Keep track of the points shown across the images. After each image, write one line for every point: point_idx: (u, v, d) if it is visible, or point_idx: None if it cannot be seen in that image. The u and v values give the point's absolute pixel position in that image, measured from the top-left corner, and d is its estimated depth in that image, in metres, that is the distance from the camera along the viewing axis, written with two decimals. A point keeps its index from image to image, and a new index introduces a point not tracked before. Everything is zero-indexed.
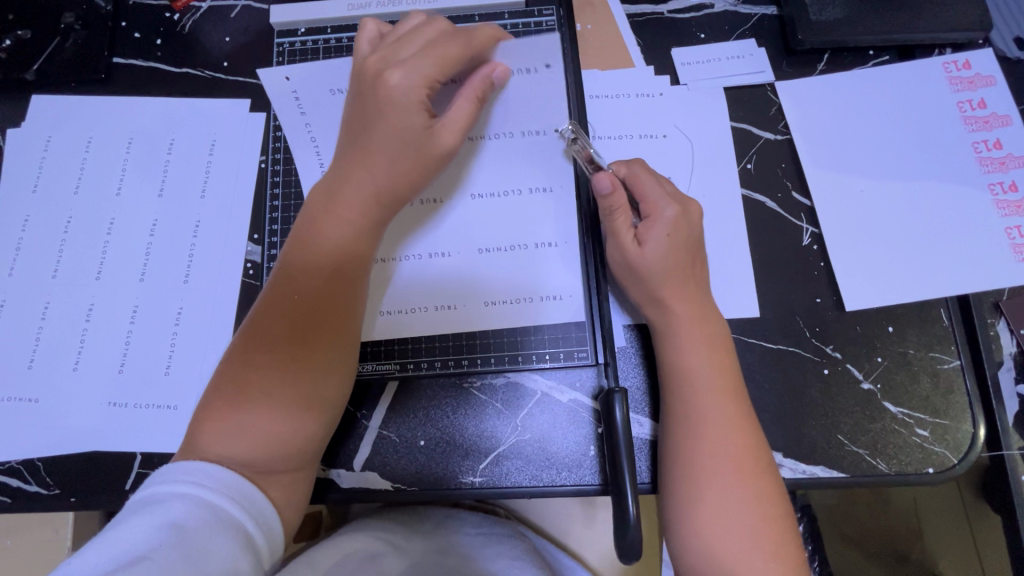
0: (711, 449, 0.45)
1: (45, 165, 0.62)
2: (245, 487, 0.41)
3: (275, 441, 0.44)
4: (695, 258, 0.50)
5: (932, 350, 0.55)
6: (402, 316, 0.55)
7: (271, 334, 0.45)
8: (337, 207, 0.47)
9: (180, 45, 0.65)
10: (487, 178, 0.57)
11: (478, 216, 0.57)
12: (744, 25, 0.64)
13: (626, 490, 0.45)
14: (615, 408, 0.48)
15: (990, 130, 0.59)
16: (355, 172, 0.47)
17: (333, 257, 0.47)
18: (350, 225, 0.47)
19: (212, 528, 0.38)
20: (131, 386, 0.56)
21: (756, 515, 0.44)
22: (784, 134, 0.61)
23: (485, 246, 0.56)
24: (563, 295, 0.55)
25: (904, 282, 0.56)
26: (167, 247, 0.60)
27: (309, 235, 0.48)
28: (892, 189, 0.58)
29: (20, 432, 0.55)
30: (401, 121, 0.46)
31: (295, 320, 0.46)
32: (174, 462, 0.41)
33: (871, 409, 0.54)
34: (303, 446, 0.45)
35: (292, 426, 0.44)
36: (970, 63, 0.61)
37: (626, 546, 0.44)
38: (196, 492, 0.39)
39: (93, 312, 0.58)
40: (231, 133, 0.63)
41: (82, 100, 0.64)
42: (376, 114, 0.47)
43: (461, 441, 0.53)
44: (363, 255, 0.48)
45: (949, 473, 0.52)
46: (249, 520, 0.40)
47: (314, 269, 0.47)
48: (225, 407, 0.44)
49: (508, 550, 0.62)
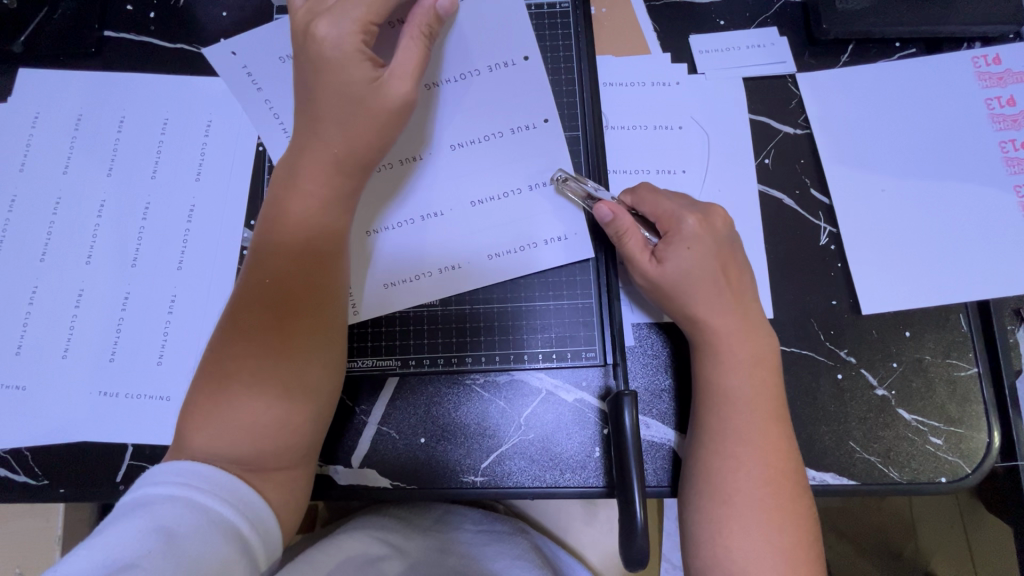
0: (738, 474, 0.44)
1: (33, 142, 0.59)
2: (239, 487, 0.40)
3: (264, 435, 0.42)
4: (727, 270, 0.48)
5: (949, 356, 0.53)
6: (401, 285, 0.53)
7: (247, 322, 0.44)
8: (301, 181, 0.45)
9: (174, 20, 0.62)
10: (469, 130, 0.54)
11: (484, 182, 0.54)
12: (765, 12, 0.61)
13: (635, 494, 0.44)
14: (624, 409, 0.46)
15: (1018, 129, 0.57)
16: (311, 140, 0.46)
17: (307, 235, 0.45)
18: (314, 196, 0.45)
19: (204, 532, 0.36)
20: (122, 375, 0.54)
21: (783, 541, 0.43)
22: (805, 128, 0.59)
23: (477, 198, 0.53)
24: (566, 235, 0.53)
25: (923, 285, 0.54)
26: (161, 231, 0.57)
27: (274, 214, 0.46)
28: (916, 189, 0.56)
29: (7, 421, 0.53)
30: (345, 79, 0.44)
31: (269, 303, 0.44)
32: (165, 462, 0.40)
33: (884, 416, 0.52)
34: (291, 437, 0.43)
35: (278, 417, 0.42)
36: (1000, 58, 0.59)
37: (634, 554, 0.42)
38: (187, 495, 0.37)
39: (83, 297, 0.56)
40: (227, 114, 0.60)
41: (71, 75, 0.61)
42: (317, 77, 0.45)
43: (463, 443, 0.52)
44: (337, 228, 0.46)
45: (962, 483, 0.51)
46: (245, 522, 0.39)
47: (281, 249, 0.45)
48: (212, 400, 0.42)
49: (509, 549, 0.61)
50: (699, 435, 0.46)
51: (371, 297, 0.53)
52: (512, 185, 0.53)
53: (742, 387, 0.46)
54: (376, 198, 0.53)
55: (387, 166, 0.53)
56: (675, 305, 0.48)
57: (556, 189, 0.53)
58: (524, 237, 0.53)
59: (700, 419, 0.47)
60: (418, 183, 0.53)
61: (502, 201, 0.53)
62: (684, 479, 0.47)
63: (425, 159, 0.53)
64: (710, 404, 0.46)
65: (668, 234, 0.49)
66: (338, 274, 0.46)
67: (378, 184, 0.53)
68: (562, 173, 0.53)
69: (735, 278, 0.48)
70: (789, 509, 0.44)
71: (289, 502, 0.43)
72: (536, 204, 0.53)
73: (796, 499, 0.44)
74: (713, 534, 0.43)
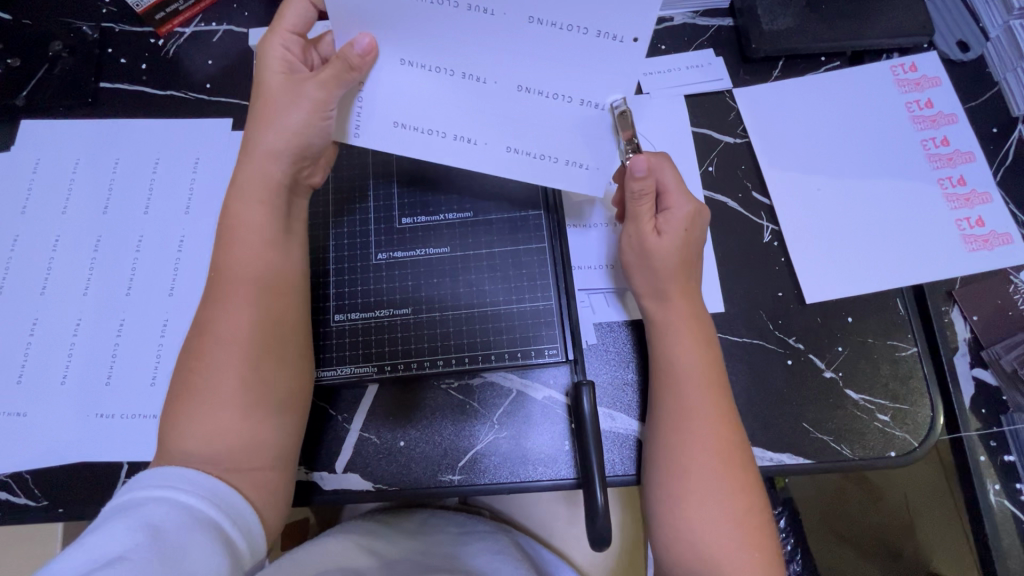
0: (693, 453, 0.47)
1: (34, 186, 0.64)
2: (222, 489, 0.43)
3: (235, 437, 0.45)
4: (685, 260, 0.51)
5: (890, 338, 0.57)
6: (374, 292, 0.58)
7: (201, 354, 0.46)
8: (242, 227, 0.49)
9: (163, 69, 0.68)
10: (504, 65, 0.44)
11: (518, 114, 0.47)
12: (701, 36, 0.67)
13: (596, 478, 0.47)
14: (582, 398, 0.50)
15: (937, 128, 0.62)
16: (242, 185, 0.49)
17: (250, 271, 0.48)
18: (253, 235, 0.48)
19: (191, 529, 0.39)
20: (118, 397, 0.58)
21: (739, 514, 0.46)
22: (744, 137, 0.64)
23: (526, 85, 0.45)
24: (588, 163, 0.49)
25: (861, 273, 0.58)
26: (153, 261, 0.62)
27: (216, 256, 0.49)
28: (849, 186, 0.61)
29: (9, 446, 0.56)
30: (279, 114, 0.48)
31: (220, 333, 0.47)
32: (149, 470, 0.43)
33: (833, 397, 0.56)
34: (262, 446, 0.46)
35: (246, 428, 0.46)
36: (916, 65, 0.65)
37: (598, 533, 0.46)
38: (175, 497, 0.41)
39: (81, 326, 0.60)
40: (214, 151, 0.65)
41: (68, 124, 0.66)
42: (258, 112, 0.48)
43: (440, 444, 0.55)
44: (280, 261, 0.49)
45: (911, 456, 0.54)
46: (226, 520, 0.42)
47: (228, 285, 0.48)
48: (183, 419, 0.45)
49: (492, 545, 0.64)
50: (656, 417, 0.50)
51: (347, 305, 0.57)
52: (550, 122, 0.47)
53: (693, 368, 0.49)
54: (399, 106, 0.48)
55: (419, 66, 0.46)
56: (647, 287, 0.52)
57: (610, 127, 0.47)
58: (551, 166, 0.50)
59: (657, 401, 0.50)
60: (451, 98, 0.47)
61: (552, 134, 0.48)
62: (646, 460, 0.50)
63: (460, 76, 0.46)
64: (664, 386, 0.50)
65: (671, 209, 0.51)
66: (287, 298, 0.50)
67: (373, 95, 0.48)
68: (623, 103, 0.45)
69: (686, 263, 0.51)
70: (744, 484, 0.47)
71: (269, 503, 0.46)
72: (581, 122, 0.47)
73: (745, 469, 0.47)
74: (674, 510, 0.46)
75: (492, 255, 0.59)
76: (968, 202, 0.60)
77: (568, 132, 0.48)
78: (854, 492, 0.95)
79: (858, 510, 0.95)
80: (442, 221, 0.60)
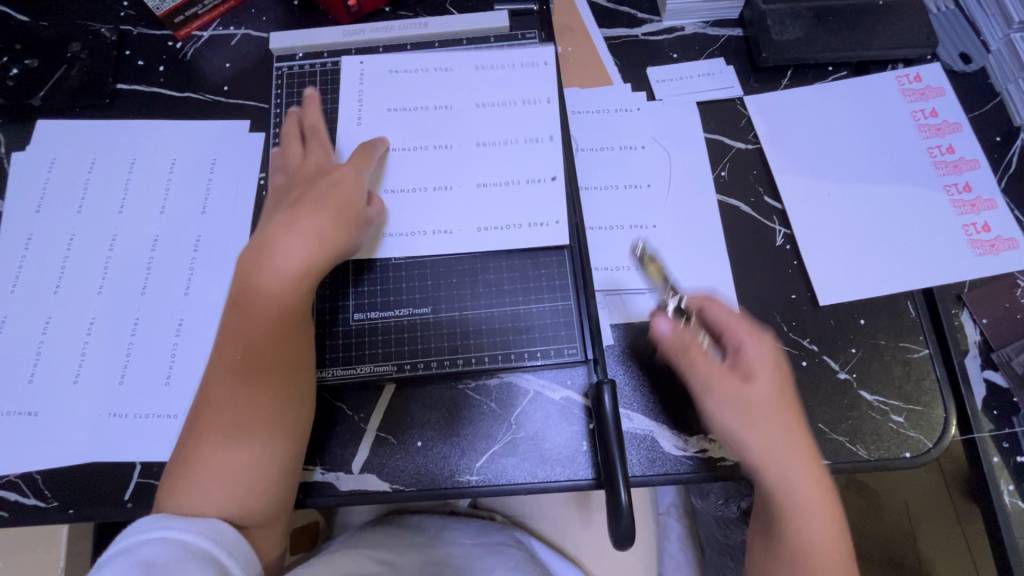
0: (785, 478, 0.47)
1: (49, 185, 0.64)
2: (214, 524, 0.46)
3: (230, 490, 0.47)
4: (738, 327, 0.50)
5: (902, 340, 0.58)
6: (388, 291, 0.58)
7: (206, 411, 0.49)
8: (259, 285, 0.51)
9: (181, 72, 0.69)
10: None
11: (492, 204, 0.59)
12: (712, 45, 0.69)
13: (618, 477, 0.47)
14: (606, 401, 0.50)
15: (942, 137, 0.64)
16: (265, 256, 0.51)
17: (257, 336, 0.50)
18: (270, 297, 0.51)
19: (187, 563, 0.42)
20: (132, 397, 0.57)
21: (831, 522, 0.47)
22: (754, 143, 0.65)
23: (484, 182, 0.60)
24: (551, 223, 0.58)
25: (872, 277, 0.59)
26: (168, 261, 0.62)
27: (234, 316, 0.51)
28: (859, 192, 0.62)
29: (19, 446, 0.55)
30: (322, 192, 0.54)
31: (228, 386, 0.49)
32: (143, 517, 0.45)
33: (848, 398, 0.56)
34: (256, 499, 0.48)
35: (237, 481, 0.47)
36: (920, 76, 0.66)
37: (621, 532, 0.45)
38: (172, 535, 0.44)
39: (94, 326, 0.59)
40: (231, 153, 0.66)
41: (84, 124, 0.67)
42: (301, 189, 0.55)
43: (460, 445, 0.55)
44: (292, 321, 0.51)
45: (925, 456, 0.54)
46: (217, 548, 0.45)
47: (241, 344, 0.50)
48: (184, 472, 0.47)
49: (505, 560, 0.63)
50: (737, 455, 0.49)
51: (366, 304, 0.57)
52: (523, 201, 0.59)
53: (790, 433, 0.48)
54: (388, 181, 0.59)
55: None
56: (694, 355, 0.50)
57: None
58: (518, 186, 0.59)
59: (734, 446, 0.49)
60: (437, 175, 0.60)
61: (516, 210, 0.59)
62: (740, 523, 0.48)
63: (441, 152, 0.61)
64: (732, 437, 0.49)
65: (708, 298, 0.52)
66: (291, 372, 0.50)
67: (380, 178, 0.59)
68: None
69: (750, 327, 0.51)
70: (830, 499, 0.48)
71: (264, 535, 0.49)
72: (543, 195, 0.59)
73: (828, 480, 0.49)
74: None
75: (511, 257, 0.59)
76: (974, 208, 0.61)
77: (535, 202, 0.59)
78: (856, 498, 0.98)
79: (861, 519, 0.97)
80: (456, 225, 0.59)
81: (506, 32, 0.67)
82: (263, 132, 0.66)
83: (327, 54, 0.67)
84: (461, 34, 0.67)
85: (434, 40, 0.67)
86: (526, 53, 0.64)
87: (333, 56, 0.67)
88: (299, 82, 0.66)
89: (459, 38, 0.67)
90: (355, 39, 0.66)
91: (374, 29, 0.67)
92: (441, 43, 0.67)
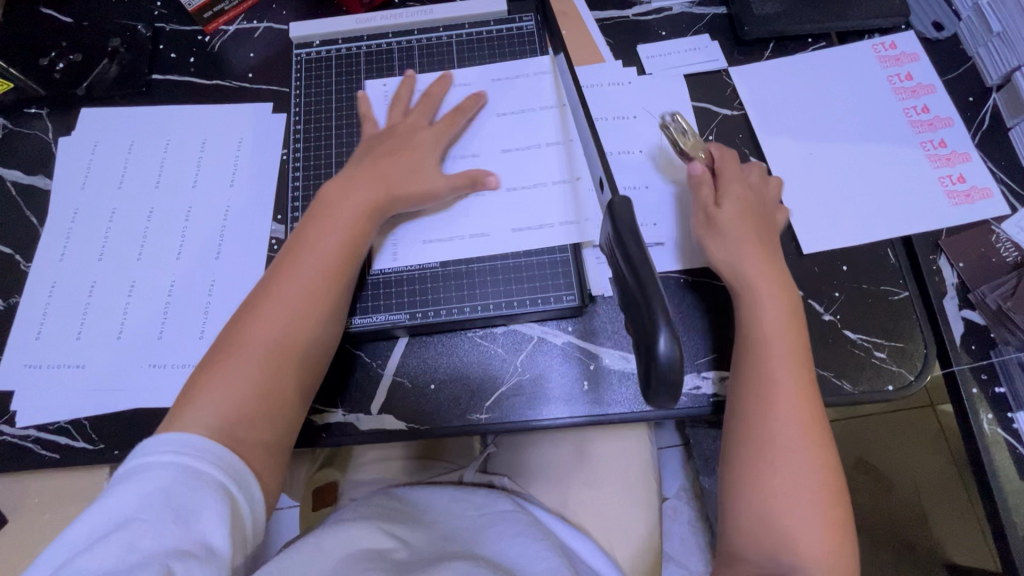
0: (777, 418, 0.51)
1: (93, 165, 0.71)
2: (226, 455, 0.46)
3: (250, 404, 0.49)
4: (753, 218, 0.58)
5: (883, 284, 0.61)
6: (398, 248, 0.63)
7: (262, 313, 0.52)
8: (329, 223, 0.57)
9: (210, 62, 0.75)
10: None
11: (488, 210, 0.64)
12: (698, 23, 0.74)
13: (660, 321, 0.37)
14: (617, 210, 0.44)
15: (917, 98, 0.68)
16: (333, 207, 0.58)
17: (319, 258, 0.55)
18: (336, 236, 0.56)
19: (198, 494, 0.42)
20: (170, 350, 0.62)
21: (820, 487, 0.49)
22: (740, 110, 0.70)
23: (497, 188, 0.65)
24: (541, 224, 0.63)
25: (853, 227, 0.63)
26: (200, 228, 0.67)
27: (301, 242, 0.56)
28: (839, 150, 0.66)
29: (68, 395, 0.61)
30: (399, 159, 0.61)
31: (275, 307, 0.53)
32: (156, 436, 0.45)
33: (832, 337, 0.60)
34: (271, 430, 0.50)
35: (254, 398, 0.50)
36: (895, 43, 0.71)
37: (666, 375, 0.36)
38: (183, 461, 0.43)
39: (134, 288, 0.65)
40: (255, 132, 0.72)
41: (123, 110, 0.73)
42: (384, 152, 0.61)
43: (470, 386, 0.59)
44: (349, 264, 0.56)
45: (907, 389, 0.58)
46: (229, 480, 0.45)
47: (304, 270, 0.55)
48: (212, 376, 0.50)
49: (509, 528, 0.64)
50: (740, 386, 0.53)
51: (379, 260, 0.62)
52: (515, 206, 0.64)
53: (778, 323, 0.53)
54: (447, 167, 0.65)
55: None
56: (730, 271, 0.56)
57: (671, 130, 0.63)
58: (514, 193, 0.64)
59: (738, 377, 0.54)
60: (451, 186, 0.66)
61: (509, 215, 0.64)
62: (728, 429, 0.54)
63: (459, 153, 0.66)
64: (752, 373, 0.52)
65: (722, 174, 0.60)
66: (340, 314, 0.56)
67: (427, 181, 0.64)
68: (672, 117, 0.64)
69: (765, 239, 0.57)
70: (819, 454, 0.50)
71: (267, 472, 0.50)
72: (535, 199, 0.64)
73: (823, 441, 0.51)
74: (755, 486, 0.50)
75: (512, 217, 0.63)
76: (949, 161, 0.65)
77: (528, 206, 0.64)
78: (867, 482, 1.03)
79: (871, 500, 1.02)
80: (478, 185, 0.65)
81: (504, 17, 0.73)
82: (284, 113, 0.72)
83: (342, 41, 0.73)
84: (464, 19, 0.73)
85: (439, 26, 0.73)
86: (518, 65, 0.70)
87: (347, 42, 0.73)
88: (316, 66, 0.72)
89: (462, 23, 0.73)
90: (367, 27, 0.72)
91: (384, 18, 0.73)
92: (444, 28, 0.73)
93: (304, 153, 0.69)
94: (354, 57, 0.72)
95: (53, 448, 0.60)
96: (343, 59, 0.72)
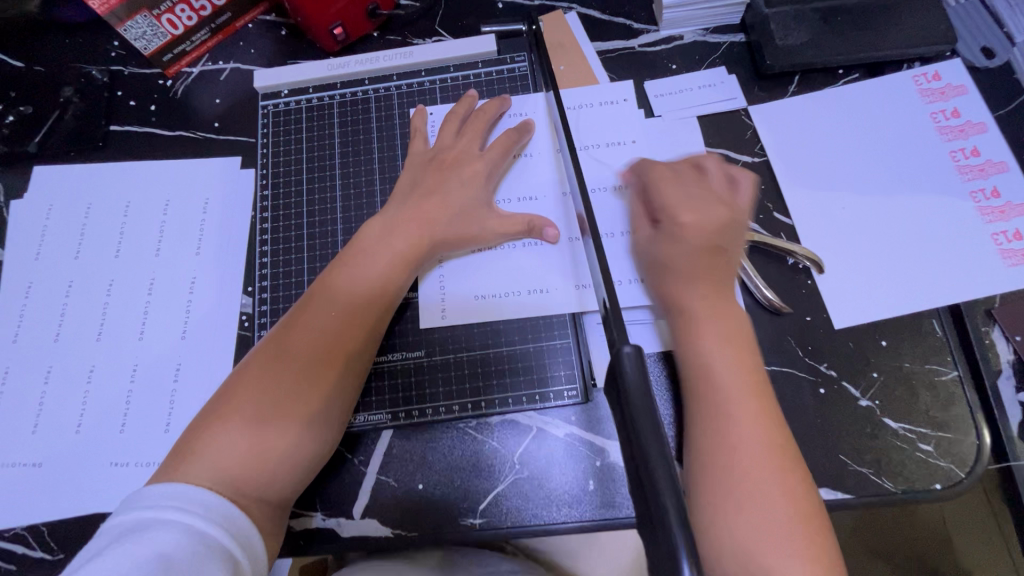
0: (740, 443, 0.44)
1: (47, 232, 0.64)
2: (234, 513, 0.43)
3: (253, 458, 0.45)
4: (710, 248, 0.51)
5: (929, 361, 0.54)
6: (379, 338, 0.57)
7: (282, 353, 0.49)
8: (363, 262, 0.53)
9: (172, 110, 0.68)
10: None
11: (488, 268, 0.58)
12: (713, 53, 0.66)
13: (672, 520, 0.26)
14: (623, 365, 0.33)
15: (966, 139, 0.60)
16: (365, 245, 0.54)
17: (347, 301, 0.51)
18: (365, 274, 0.52)
19: (204, 557, 0.39)
20: (133, 445, 0.57)
21: (793, 517, 0.42)
22: (762, 156, 0.62)
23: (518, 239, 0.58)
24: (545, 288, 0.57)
25: (893, 295, 0.56)
26: (165, 303, 0.61)
27: (331, 281, 0.52)
28: (876, 203, 0.59)
29: (24, 499, 0.55)
30: (441, 196, 0.56)
31: (295, 350, 0.49)
32: (160, 484, 0.43)
33: (871, 426, 0.53)
34: (277, 479, 0.46)
35: (257, 453, 0.46)
36: (939, 74, 0.62)
37: None
38: (192, 520, 0.41)
39: (94, 373, 0.59)
40: (223, 192, 0.65)
41: (78, 168, 0.67)
42: (428, 187, 0.57)
43: (462, 487, 0.53)
44: (375, 310, 0.52)
45: (958, 488, 0.51)
46: (233, 543, 0.42)
47: (332, 313, 0.51)
48: (218, 426, 0.46)
49: None
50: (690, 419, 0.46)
51: None
52: (517, 268, 0.57)
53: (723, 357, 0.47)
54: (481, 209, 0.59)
55: None
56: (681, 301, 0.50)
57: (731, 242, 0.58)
58: (509, 252, 0.58)
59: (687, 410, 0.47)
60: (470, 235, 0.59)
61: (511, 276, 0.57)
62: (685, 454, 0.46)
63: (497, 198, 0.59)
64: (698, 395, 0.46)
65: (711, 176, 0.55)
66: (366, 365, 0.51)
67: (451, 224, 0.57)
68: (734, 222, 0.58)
69: (724, 259, 0.51)
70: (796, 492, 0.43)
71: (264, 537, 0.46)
72: (538, 265, 0.57)
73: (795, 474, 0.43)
74: (711, 513, 0.42)
75: (517, 289, 0.57)
76: (1003, 214, 0.57)
77: (531, 270, 0.57)
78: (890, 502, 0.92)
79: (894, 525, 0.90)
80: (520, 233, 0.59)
81: (495, 57, 0.65)
82: (253, 168, 0.65)
83: (314, 88, 0.66)
84: (449, 60, 0.66)
85: (421, 69, 0.66)
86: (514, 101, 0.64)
87: (319, 90, 0.66)
88: (285, 119, 0.65)
89: (448, 64, 0.66)
90: (340, 73, 0.65)
91: (361, 62, 0.65)
92: (428, 71, 0.65)
93: (273, 213, 0.63)
94: (328, 106, 0.65)
95: (9, 559, 0.54)
96: (317, 110, 0.65)
